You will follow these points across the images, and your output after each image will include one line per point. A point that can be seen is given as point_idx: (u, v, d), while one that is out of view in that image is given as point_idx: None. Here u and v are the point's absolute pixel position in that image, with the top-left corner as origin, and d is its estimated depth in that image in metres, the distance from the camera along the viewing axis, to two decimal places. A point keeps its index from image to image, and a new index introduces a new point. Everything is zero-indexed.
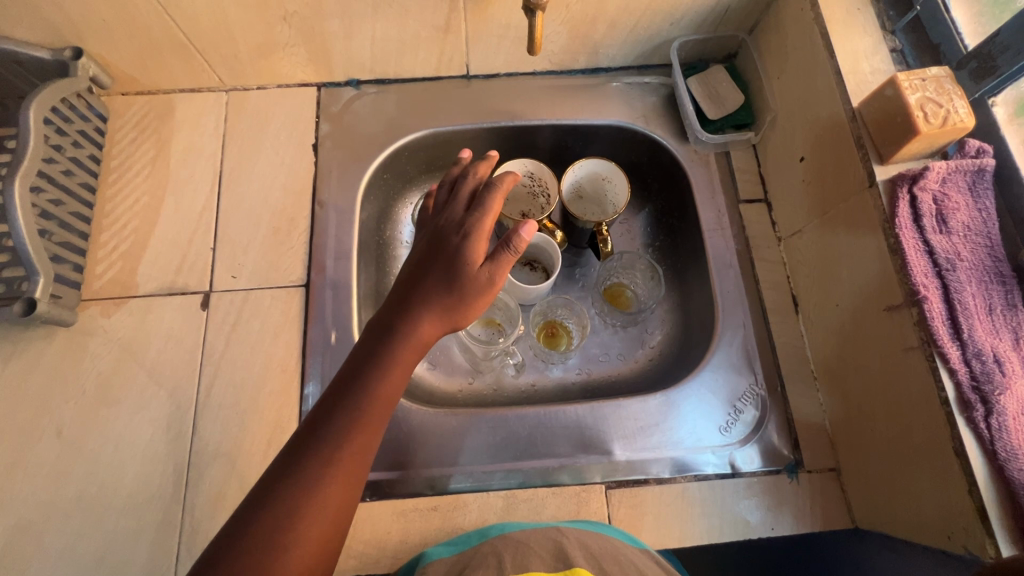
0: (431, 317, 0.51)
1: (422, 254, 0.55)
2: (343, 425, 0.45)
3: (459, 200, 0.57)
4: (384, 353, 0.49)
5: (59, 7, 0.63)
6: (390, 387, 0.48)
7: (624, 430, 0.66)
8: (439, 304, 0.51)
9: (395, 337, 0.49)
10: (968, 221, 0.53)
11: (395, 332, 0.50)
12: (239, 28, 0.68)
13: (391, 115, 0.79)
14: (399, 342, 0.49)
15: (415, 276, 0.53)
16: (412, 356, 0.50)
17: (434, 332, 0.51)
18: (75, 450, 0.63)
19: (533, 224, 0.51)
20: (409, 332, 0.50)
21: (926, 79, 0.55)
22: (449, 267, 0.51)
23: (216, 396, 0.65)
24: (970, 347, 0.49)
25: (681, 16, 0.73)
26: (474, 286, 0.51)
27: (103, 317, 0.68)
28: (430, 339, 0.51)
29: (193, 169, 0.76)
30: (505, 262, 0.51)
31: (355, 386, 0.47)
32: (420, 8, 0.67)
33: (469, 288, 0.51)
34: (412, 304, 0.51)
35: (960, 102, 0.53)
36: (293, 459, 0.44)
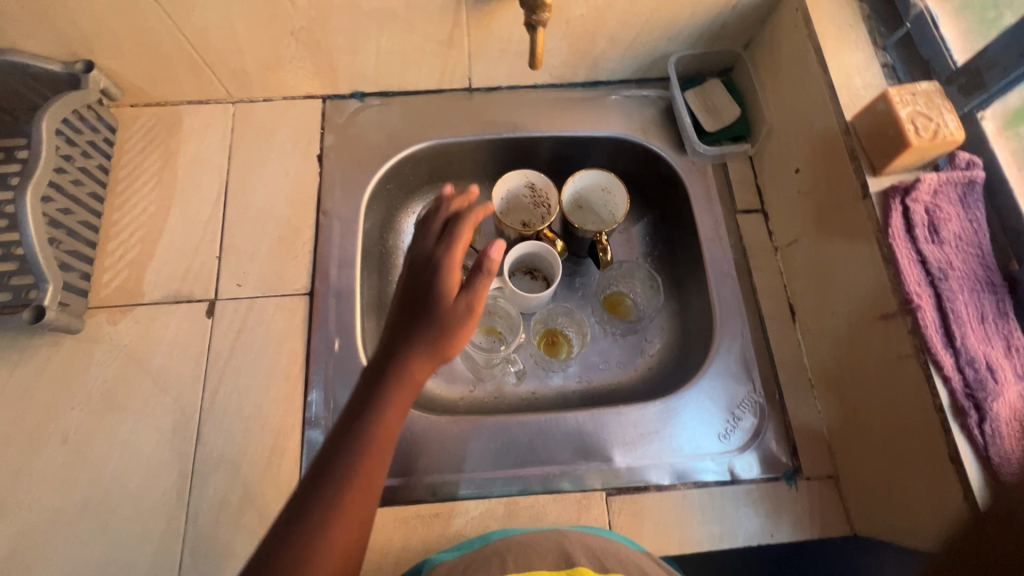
0: (422, 358, 0.51)
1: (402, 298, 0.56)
2: (345, 471, 0.46)
3: (430, 233, 0.59)
4: (377, 395, 0.50)
5: (73, 22, 0.64)
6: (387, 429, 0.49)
7: (625, 438, 0.67)
8: (423, 343, 0.52)
9: (387, 380, 0.50)
10: (960, 231, 0.55)
11: (386, 374, 0.51)
12: (247, 41, 0.69)
13: (395, 127, 0.80)
14: (390, 386, 0.50)
15: (397, 320, 0.54)
16: (407, 395, 0.51)
17: (425, 370, 0.52)
18: (80, 456, 0.63)
19: (500, 243, 0.52)
20: (401, 373, 0.51)
21: (916, 94, 0.56)
22: (428, 306, 0.53)
23: (220, 403, 0.66)
24: (963, 355, 0.50)
25: (677, 31, 0.75)
26: (455, 318, 0.52)
27: (110, 324, 0.69)
28: (422, 377, 0.52)
29: (199, 179, 0.77)
30: (479, 287, 0.53)
31: (352, 433, 0.48)
32: (424, 22, 0.69)
33: (453, 321, 0.52)
34: (399, 347, 0.52)
35: (950, 116, 0.55)
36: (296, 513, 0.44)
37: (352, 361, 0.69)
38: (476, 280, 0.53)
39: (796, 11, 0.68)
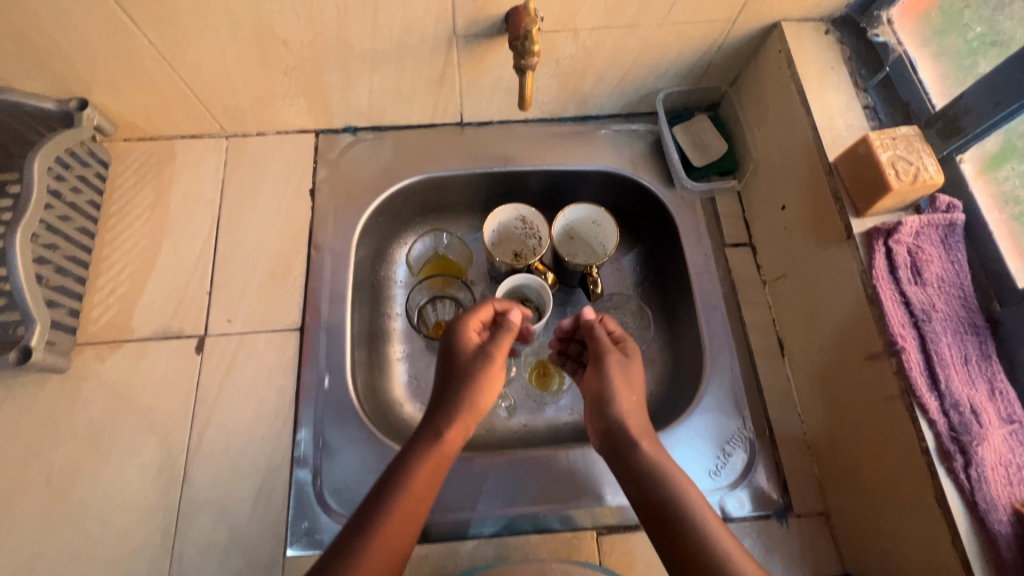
0: (456, 423, 0.58)
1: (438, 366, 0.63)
2: (376, 528, 0.51)
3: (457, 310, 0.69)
4: (409, 462, 0.55)
5: (68, 63, 0.65)
6: (420, 493, 0.54)
7: (615, 475, 0.67)
8: (455, 396, 0.59)
9: (423, 447, 0.56)
10: (942, 272, 0.55)
11: (421, 440, 0.57)
12: (240, 80, 0.70)
13: (387, 161, 0.81)
14: (426, 441, 0.57)
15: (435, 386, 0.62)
16: (442, 458, 0.57)
17: (458, 434, 0.58)
18: (64, 497, 0.62)
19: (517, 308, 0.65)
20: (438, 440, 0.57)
21: (896, 137, 0.58)
22: (457, 364, 0.61)
23: (209, 441, 0.66)
24: (947, 398, 0.51)
25: (665, 69, 0.76)
26: (481, 365, 0.60)
27: (98, 361, 0.68)
28: (457, 431, 0.58)
29: (192, 213, 0.77)
30: (499, 355, 0.62)
31: (387, 495, 0.53)
32: (415, 62, 0.70)
33: (483, 385, 0.60)
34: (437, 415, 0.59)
35: (929, 160, 0.56)
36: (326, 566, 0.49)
37: (342, 398, 0.68)
38: (497, 343, 0.62)
39: (780, 53, 0.69)
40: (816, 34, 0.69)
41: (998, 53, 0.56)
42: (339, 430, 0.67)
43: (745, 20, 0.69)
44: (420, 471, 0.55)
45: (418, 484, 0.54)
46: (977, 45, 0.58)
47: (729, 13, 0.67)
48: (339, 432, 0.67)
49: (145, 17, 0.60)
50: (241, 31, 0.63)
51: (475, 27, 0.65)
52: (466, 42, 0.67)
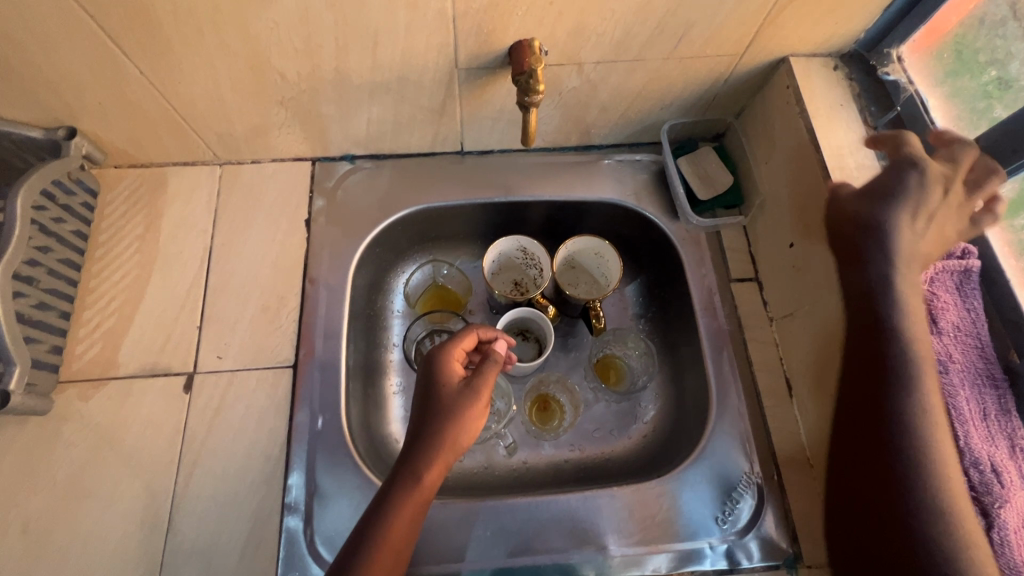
0: (436, 463, 0.55)
1: (419, 397, 0.60)
2: None
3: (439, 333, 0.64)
4: (389, 507, 0.53)
5: (57, 93, 0.63)
6: (398, 541, 0.52)
7: (619, 523, 0.64)
8: (438, 433, 0.56)
9: (402, 491, 0.54)
10: (957, 321, 0.54)
11: (400, 485, 0.54)
12: (235, 109, 0.68)
13: (385, 191, 0.79)
14: (405, 485, 0.54)
15: (414, 418, 0.58)
16: (422, 501, 0.54)
17: (438, 474, 0.56)
18: (41, 547, 0.59)
19: (504, 340, 0.63)
20: (417, 483, 0.54)
21: (936, 177, 0.54)
22: (440, 399, 0.58)
23: (195, 486, 0.63)
24: (968, 456, 0.49)
25: (671, 101, 0.75)
26: (466, 402, 0.57)
27: (81, 400, 0.66)
28: (436, 473, 0.55)
29: (182, 243, 0.75)
30: (484, 390, 0.59)
31: (365, 550, 0.51)
32: (416, 94, 0.68)
33: (468, 422, 0.57)
34: (417, 455, 0.55)
35: None
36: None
37: (337, 439, 0.66)
38: (482, 378, 0.59)
39: (788, 88, 0.68)
40: (825, 70, 0.68)
41: (1015, 98, 0.56)
42: (332, 475, 0.64)
43: (753, 55, 0.67)
44: (400, 514, 0.53)
45: (397, 533, 0.52)
46: (991, 90, 0.59)
47: (737, 48, 0.66)
48: (330, 477, 0.64)
49: (136, 48, 0.58)
50: (236, 62, 0.61)
51: (477, 61, 0.64)
52: (468, 75, 0.66)
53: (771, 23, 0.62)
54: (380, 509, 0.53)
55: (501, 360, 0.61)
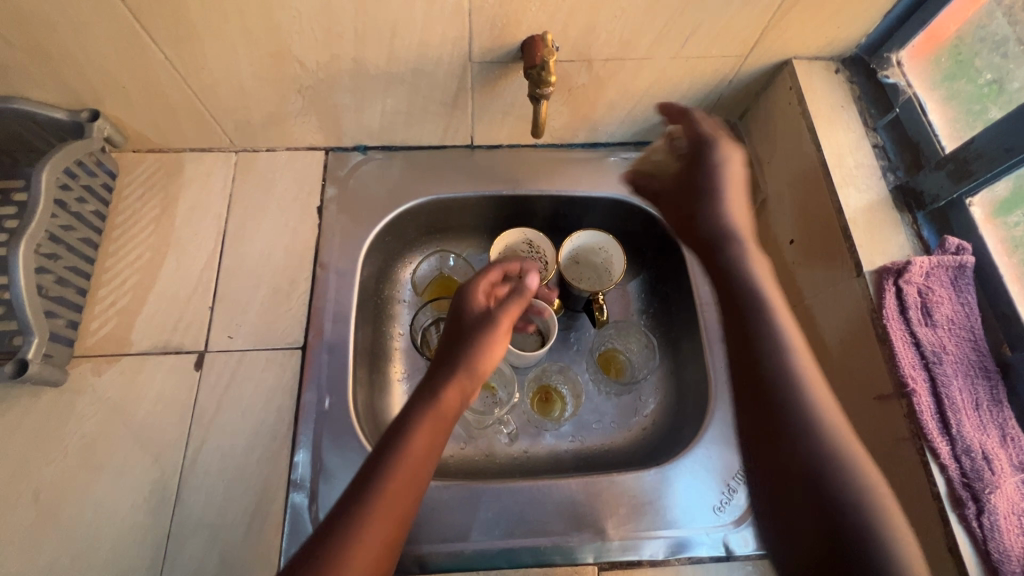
0: (454, 382, 0.59)
1: (447, 329, 0.65)
2: (372, 507, 0.49)
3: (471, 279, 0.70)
4: (406, 430, 0.54)
5: (84, 76, 0.65)
6: (415, 464, 0.52)
7: (618, 509, 0.65)
8: (459, 356, 0.60)
9: (421, 412, 0.56)
10: (952, 314, 0.55)
11: (421, 409, 0.56)
12: (254, 96, 0.70)
13: (396, 181, 0.81)
14: (425, 404, 0.57)
15: (441, 347, 0.63)
16: (439, 422, 0.56)
17: (457, 396, 0.59)
18: (52, 516, 0.61)
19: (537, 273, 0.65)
20: (434, 401, 0.57)
21: (726, 154, 0.70)
22: (463, 325, 0.63)
23: (204, 460, 0.64)
24: (959, 443, 0.50)
25: (677, 101, 0.77)
26: (485, 326, 0.62)
27: (94, 375, 0.67)
28: (454, 395, 0.58)
29: (197, 226, 0.77)
30: (504, 319, 0.63)
31: (381, 469, 0.51)
32: (429, 86, 0.70)
33: (487, 346, 0.61)
34: (438, 378, 0.59)
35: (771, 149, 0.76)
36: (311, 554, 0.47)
37: (343, 418, 0.67)
38: (505, 308, 0.63)
39: (791, 89, 0.70)
40: (826, 72, 0.71)
41: (1008, 100, 0.58)
42: (338, 453, 0.66)
43: (757, 57, 0.69)
44: (419, 436, 0.54)
45: (415, 454, 0.53)
46: (987, 92, 0.61)
47: (742, 49, 0.68)
48: (336, 455, 0.65)
49: (162, 33, 0.60)
50: (258, 50, 0.63)
51: (490, 55, 0.66)
52: (480, 69, 0.68)
53: (776, 25, 0.64)
54: (399, 432, 0.54)
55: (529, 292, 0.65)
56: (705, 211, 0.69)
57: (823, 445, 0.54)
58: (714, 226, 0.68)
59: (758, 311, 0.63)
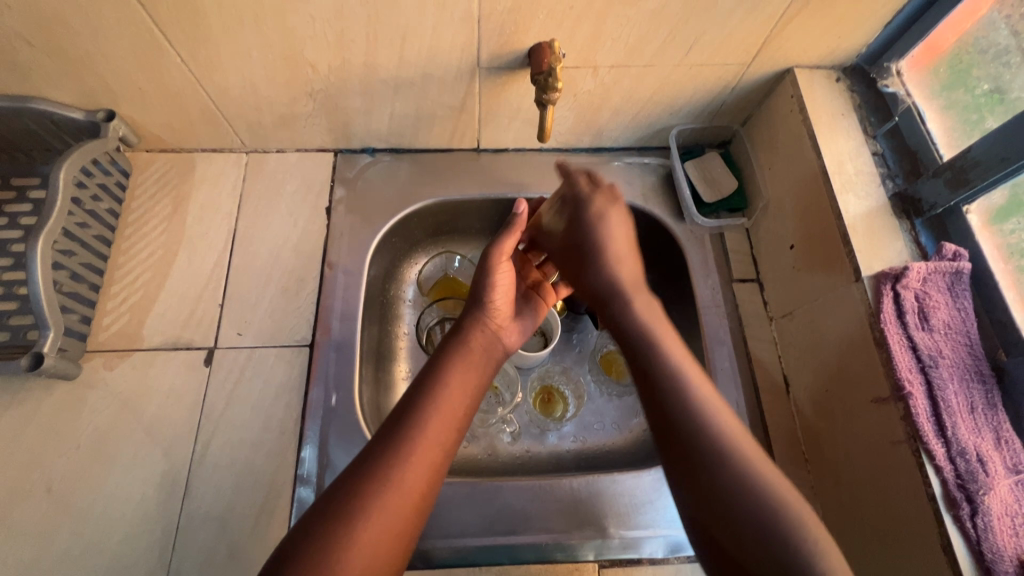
0: (472, 325, 0.63)
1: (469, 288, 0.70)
2: (418, 432, 0.51)
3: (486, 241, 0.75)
4: (443, 367, 0.57)
5: (102, 78, 0.67)
6: (454, 396, 0.55)
7: (619, 507, 0.66)
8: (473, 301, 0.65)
9: (454, 351, 0.59)
10: (948, 320, 0.56)
11: (453, 349, 0.60)
12: (266, 98, 0.72)
13: (403, 183, 0.83)
14: (451, 345, 0.60)
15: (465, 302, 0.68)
16: (470, 359, 0.59)
17: (479, 334, 0.62)
18: (64, 507, 0.62)
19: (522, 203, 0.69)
20: (460, 343, 0.60)
21: (600, 210, 0.68)
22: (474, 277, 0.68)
23: (212, 455, 0.66)
24: (954, 446, 0.51)
25: (680, 108, 0.78)
26: (489, 269, 0.66)
27: (107, 369, 0.68)
28: (477, 335, 0.62)
29: (208, 225, 0.78)
30: (502, 257, 0.67)
31: (424, 397, 0.54)
32: (438, 90, 0.72)
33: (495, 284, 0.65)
34: (462, 322, 0.63)
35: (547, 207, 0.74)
36: (351, 478, 0.48)
37: (349, 415, 0.68)
38: (499, 244, 0.67)
39: (792, 97, 0.72)
40: (828, 81, 0.72)
41: (1006, 110, 0.59)
42: (343, 450, 0.67)
43: (759, 65, 0.71)
44: (455, 370, 0.57)
45: (454, 386, 0.56)
46: (984, 102, 0.62)
47: (744, 57, 0.69)
48: (342, 451, 0.67)
49: (180, 37, 0.62)
50: (272, 54, 0.65)
51: (498, 60, 0.67)
52: (488, 73, 0.69)
53: (777, 35, 0.66)
54: (433, 370, 0.57)
55: (519, 220, 0.68)
56: (592, 273, 0.66)
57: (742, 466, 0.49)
58: (602, 284, 0.65)
59: (647, 345, 0.57)
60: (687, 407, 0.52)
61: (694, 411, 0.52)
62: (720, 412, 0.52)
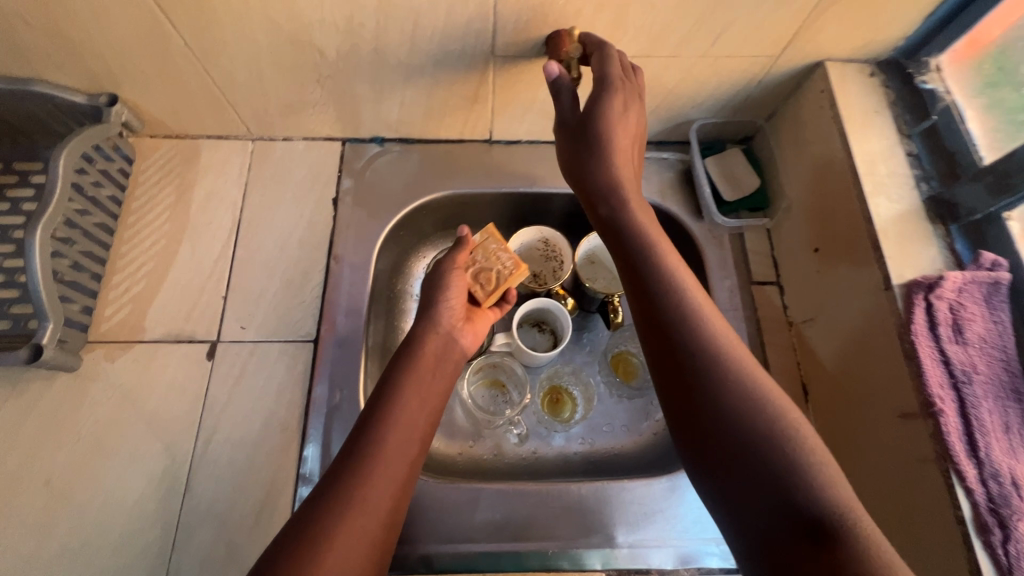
0: (427, 334, 0.62)
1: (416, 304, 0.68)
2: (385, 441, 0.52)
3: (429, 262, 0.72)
4: (401, 379, 0.57)
5: (103, 62, 0.64)
6: (416, 405, 0.56)
7: (627, 516, 0.65)
8: (425, 310, 0.64)
9: (413, 361, 0.59)
10: (985, 333, 0.53)
11: (410, 363, 0.59)
12: (272, 85, 0.69)
13: (412, 174, 0.80)
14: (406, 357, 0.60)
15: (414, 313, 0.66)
16: (428, 369, 0.59)
17: (433, 343, 0.62)
18: (63, 500, 0.61)
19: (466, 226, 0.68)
20: (417, 354, 0.60)
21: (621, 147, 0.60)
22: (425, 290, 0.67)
23: (213, 451, 0.64)
24: (987, 467, 0.49)
25: (702, 101, 0.75)
26: (440, 282, 0.65)
27: (108, 361, 0.67)
28: (432, 346, 0.62)
29: (212, 215, 0.76)
30: (460, 272, 0.67)
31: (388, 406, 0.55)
32: (450, 79, 0.69)
33: (449, 292, 0.65)
34: (416, 329, 0.63)
35: (505, 258, 0.68)
36: (316, 505, 0.47)
37: (353, 414, 0.67)
38: (450, 262, 0.67)
39: (822, 92, 0.68)
40: (861, 76, 0.68)
41: None
42: None
43: (789, 57, 0.67)
44: (416, 381, 0.58)
45: (412, 398, 0.56)
46: None
47: (773, 49, 0.65)
48: None
49: (182, 21, 0.59)
50: (278, 39, 0.62)
51: (514, 48, 0.64)
52: (503, 62, 0.66)
53: (809, 26, 0.62)
54: (390, 385, 0.57)
55: (468, 240, 0.68)
56: (608, 211, 0.59)
57: (759, 414, 0.45)
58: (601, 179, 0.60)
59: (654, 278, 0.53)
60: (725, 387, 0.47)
61: (738, 383, 0.47)
62: (745, 366, 0.48)
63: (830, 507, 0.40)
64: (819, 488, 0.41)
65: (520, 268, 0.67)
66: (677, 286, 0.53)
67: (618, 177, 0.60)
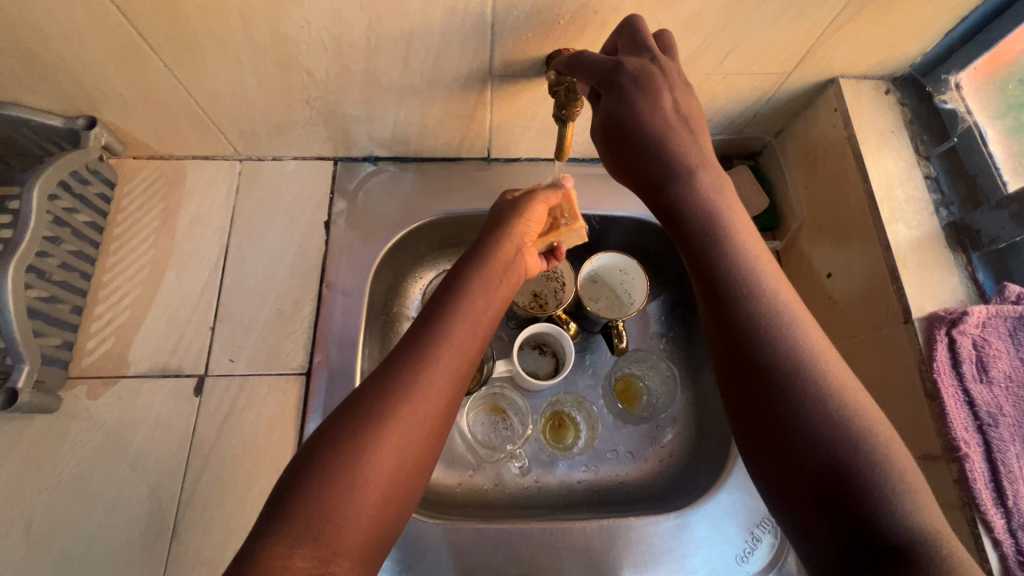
0: (492, 265, 0.57)
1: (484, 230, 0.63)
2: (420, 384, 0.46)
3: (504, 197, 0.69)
4: (451, 310, 0.51)
5: (78, 83, 0.61)
6: (460, 344, 0.50)
7: (636, 557, 0.62)
8: (493, 239, 0.59)
9: (465, 291, 0.53)
10: (1009, 371, 0.51)
11: (439, 314, 0.51)
12: (259, 105, 0.66)
13: (407, 195, 0.77)
14: (467, 287, 0.54)
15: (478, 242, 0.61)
16: (485, 302, 0.54)
17: (498, 275, 0.57)
18: (44, 549, 0.58)
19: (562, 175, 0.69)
20: (470, 284, 0.54)
21: (669, 116, 0.49)
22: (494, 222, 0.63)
23: (202, 493, 0.62)
24: (1016, 518, 0.47)
25: (710, 118, 0.71)
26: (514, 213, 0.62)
27: (90, 399, 0.64)
28: (497, 275, 0.56)
29: (199, 240, 0.73)
30: (538, 202, 0.64)
31: (422, 345, 0.48)
32: (446, 98, 0.66)
33: (523, 224, 0.62)
34: (482, 253, 0.58)
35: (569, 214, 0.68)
36: (326, 451, 0.42)
37: None
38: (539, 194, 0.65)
39: (836, 110, 0.65)
40: (876, 93, 0.65)
41: None
42: None
43: (802, 74, 0.64)
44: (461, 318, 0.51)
45: (457, 336, 0.50)
46: None
47: (785, 66, 0.62)
48: None
49: (161, 41, 0.56)
50: (264, 59, 0.58)
51: (513, 68, 0.61)
52: (501, 81, 0.63)
53: (825, 42, 0.59)
54: (430, 321, 0.50)
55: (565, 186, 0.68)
56: (678, 192, 0.49)
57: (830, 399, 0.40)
58: (660, 158, 0.49)
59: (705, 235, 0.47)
60: (795, 368, 0.41)
61: (796, 356, 0.42)
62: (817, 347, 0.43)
63: (893, 515, 0.36)
64: (888, 486, 0.37)
65: (577, 226, 0.68)
66: (740, 265, 0.46)
67: (682, 153, 0.49)
